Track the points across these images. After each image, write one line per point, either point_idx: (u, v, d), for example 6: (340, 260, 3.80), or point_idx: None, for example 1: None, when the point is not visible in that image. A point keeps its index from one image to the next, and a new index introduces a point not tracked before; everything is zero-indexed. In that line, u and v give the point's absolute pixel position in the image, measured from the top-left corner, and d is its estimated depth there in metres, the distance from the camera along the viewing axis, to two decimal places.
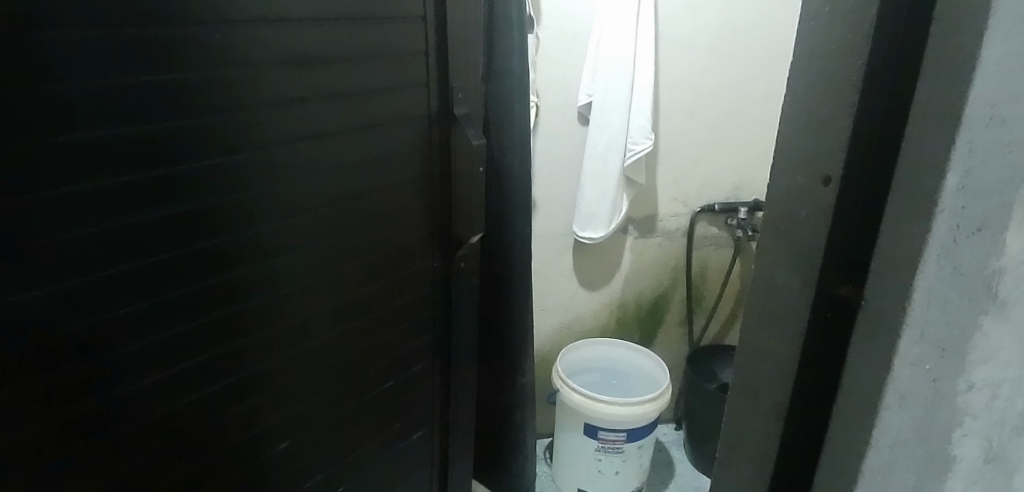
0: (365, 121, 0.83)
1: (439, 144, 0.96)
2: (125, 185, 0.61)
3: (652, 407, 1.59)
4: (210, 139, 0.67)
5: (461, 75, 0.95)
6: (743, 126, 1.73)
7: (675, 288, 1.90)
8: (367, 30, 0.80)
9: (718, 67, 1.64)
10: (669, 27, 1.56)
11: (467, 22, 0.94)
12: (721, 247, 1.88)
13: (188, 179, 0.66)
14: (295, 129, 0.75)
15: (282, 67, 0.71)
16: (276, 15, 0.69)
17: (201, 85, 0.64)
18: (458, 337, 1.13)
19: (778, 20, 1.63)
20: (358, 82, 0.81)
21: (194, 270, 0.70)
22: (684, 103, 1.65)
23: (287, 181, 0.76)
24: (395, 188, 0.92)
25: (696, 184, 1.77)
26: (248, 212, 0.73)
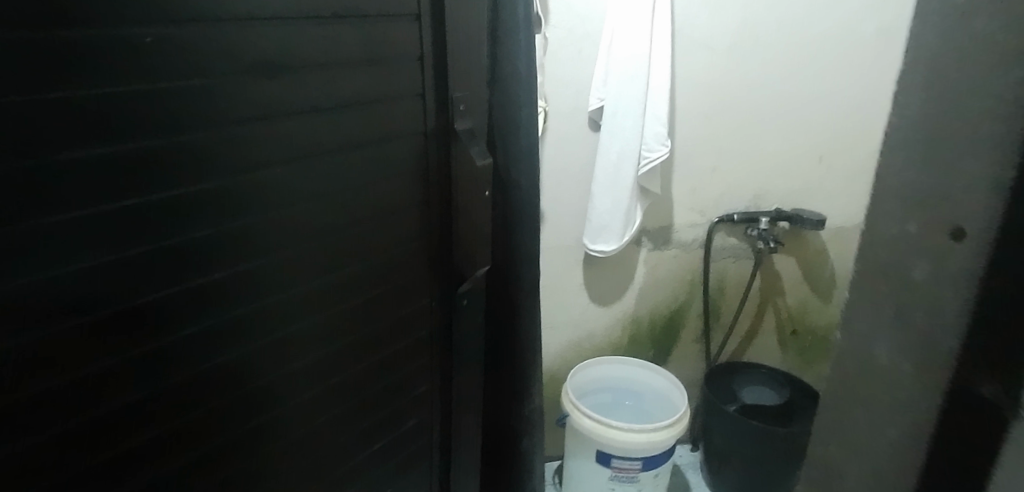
0: (354, 139, 0.73)
1: (436, 161, 0.85)
2: (72, 222, 0.51)
3: (669, 433, 1.49)
4: (175, 164, 0.57)
5: (464, 84, 0.85)
6: (765, 132, 1.62)
7: (692, 303, 1.79)
8: (353, 34, 0.69)
9: (739, 68, 1.53)
10: (686, 26, 1.45)
11: (470, 24, 0.83)
12: (740, 259, 1.77)
13: (149, 213, 0.56)
14: (274, 149, 0.65)
15: (253, 77, 0.61)
16: (243, 15, 0.58)
17: (179, 97, 0.55)
18: (466, 375, 1.02)
19: (803, 16, 1.53)
20: (344, 94, 0.70)
21: (181, 311, 0.61)
22: (702, 106, 1.55)
23: (270, 210, 0.66)
24: (388, 213, 0.81)
25: (715, 194, 1.66)
26: (226, 248, 0.63)
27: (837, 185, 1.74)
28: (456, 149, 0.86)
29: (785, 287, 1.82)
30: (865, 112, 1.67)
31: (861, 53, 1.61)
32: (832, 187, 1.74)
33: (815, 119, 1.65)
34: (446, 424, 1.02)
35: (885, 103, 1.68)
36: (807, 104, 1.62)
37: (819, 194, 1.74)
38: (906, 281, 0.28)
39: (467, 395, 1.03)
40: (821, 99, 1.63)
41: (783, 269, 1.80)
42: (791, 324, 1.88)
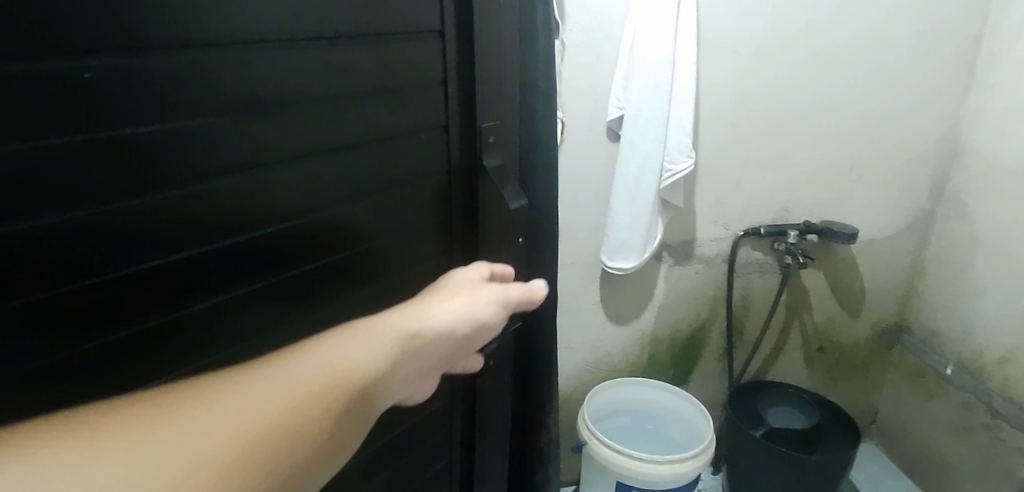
0: (378, 181, 0.72)
1: (460, 195, 0.82)
2: (120, 290, 0.53)
3: (693, 464, 1.40)
4: (191, 216, 0.56)
5: (493, 110, 0.79)
6: (794, 141, 1.53)
7: (713, 320, 1.70)
8: (375, 65, 0.66)
9: (768, 73, 1.43)
10: (713, 29, 1.35)
11: (499, 44, 0.77)
12: (765, 274, 1.67)
13: (193, 272, 0.57)
14: (286, 195, 0.63)
15: (270, 117, 0.59)
16: (228, 41, 0.54)
17: (208, 137, 0.55)
18: (491, 409, 0.96)
19: (835, 17, 1.43)
20: (359, 132, 0.67)
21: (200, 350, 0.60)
22: (728, 115, 1.45)
23: (282, 255, 0.65)
24: (408, 248, 0.79)
25: (740, 206, 1.57)
26: (271, 298, 0.66)
27: (866, 196, 1.65)
28: (485, 186, 0.82)
29: (812, 303, 1.73)
30: (897, 119, 1.58)
31: (896, 56, 1.51)
32: (861, 198, 1.65)
33: (846, 127, 1.55)
34: (469, 457, 0.98)
35: (918, 110, 1.59)
36: (837, 112, 1.53)
37: (847, 205, 1.65)
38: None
39: (490, 430, 0.98)
40: (852, 105, 1.53)
41: (812, 285, 1.70)
42: (818, 341, 1.79)
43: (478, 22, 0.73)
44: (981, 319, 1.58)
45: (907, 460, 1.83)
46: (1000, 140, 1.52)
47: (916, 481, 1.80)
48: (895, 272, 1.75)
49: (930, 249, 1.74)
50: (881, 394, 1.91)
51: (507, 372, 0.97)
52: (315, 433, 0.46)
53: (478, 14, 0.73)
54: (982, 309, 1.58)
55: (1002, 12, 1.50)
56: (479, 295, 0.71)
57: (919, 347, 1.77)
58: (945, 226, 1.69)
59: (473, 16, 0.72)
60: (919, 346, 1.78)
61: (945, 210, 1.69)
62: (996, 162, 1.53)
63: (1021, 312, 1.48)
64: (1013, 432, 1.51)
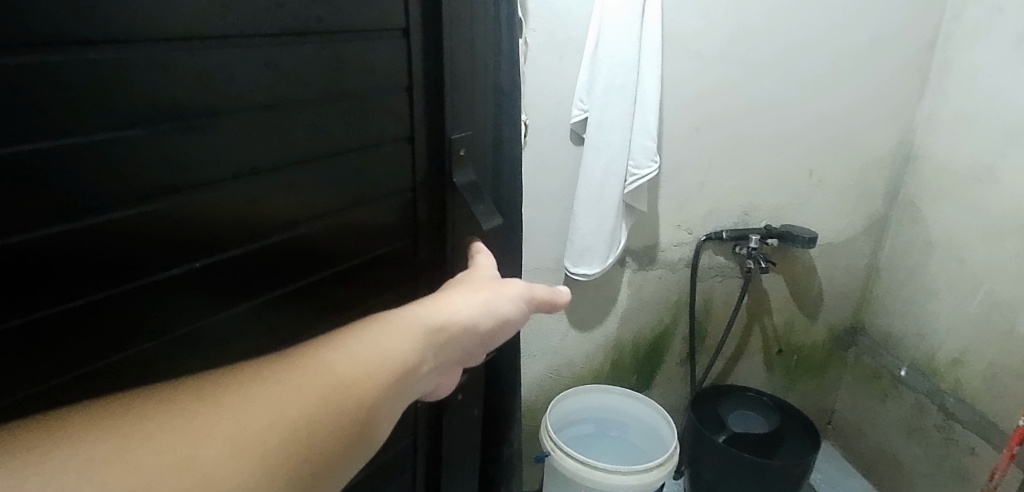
0: (336, 201, 0.65)
1: (428, 214, 0.75)
2: (82, 319, 0.48)
3: (658, 472, 1.37)
4: (181, 221, 0.52)
5: (465, 119, 0.72)
6: (757, 146, 1.53)
7: (676, 325, 1.68)
8: (329, 70, 0.58)
9: (732, 76, 1.42)
10: (678, 32, 1.32)
11: (472, 45, 0.70)
12: (726, 278, 1.67)
13: (169, 293, 0.53)
14: (261, 205, 0.58)
15: (234, 119, 0.53)
16: (135, 38, 0.45)
17: (187, 139, 0.50)
18: (460, 431, 0.90)
19: (798, 21, 1.42)
20: (328, 137, 0.61)
21: (189, 362, 0.56)
22: (690, 119, 1.43)
23: (264, 267, 0.61)
24: (370, 273, 0.72)
25: (703, 210, 1.55)
26: (262, 317, 0.62)
27: (824, 200, 1.67)
28: (455, 205, 0.75)
29: (772, 306, 1.74)
30: (855, 125, 1.60)
31: (854, 62, 1.52)
32: (819, 203, 1.66)
33: (807, 132, 1.56)
34: (432, 482, 0.93)
35: (873, 115, 1.61)
36: (799, 118, 1.53)
37: (807, 210, 1.66)
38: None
39: (457, 454, 0.92)
40: (813, 110, 1.54)
41: (772, 288, 1.71)
42: (777, 344, 1.81)
43: (449, 21, 0.66)
44: (934, 321, 1.62)
45: (862, 459, 1.86)
46: (952, 147, 1.55)
47: (870, 480, 1.84)
48: (851, 275, 1.78)
49: (883, 252, 1.78)
50: (836, 394, 1.94)
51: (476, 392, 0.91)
52: (342, 429, 0.46)
53: (447, 12, 0.66)
54: (934, 312, 1.61)
55: (954, 22, 1.53)
56: (500, 290, 0.68)
57: (873, 348, 1.80)
58: (899, 230, 1.72)
59: (444, 15, 0.66)
60: (873, 347, 1.81)
61: (899, 214, 1.73)
62: (948, 168, 1.57)
63: (972, 316, 1.52)
64: (963, 432, 1.55)
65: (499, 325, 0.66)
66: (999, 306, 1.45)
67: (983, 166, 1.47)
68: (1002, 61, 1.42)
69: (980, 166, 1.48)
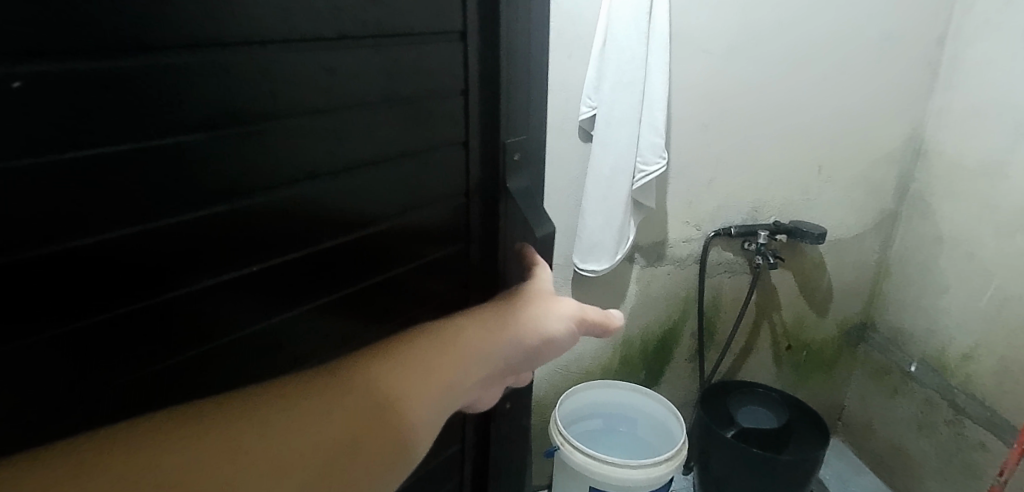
0: (394, 206, 0.59)
1: (479, 221, 0.68)
2: (128, 332, 0.44)
3: (667, 467, 1.38)
4: (244, 222, 0.48)
5: (522, 126, 0.65)
6: (764, 142, 1.53)
7: (686, 320, 1.69)
8: (387, 74, 0.52)
9: (739, 73, 1.42)
10: (685, 29, 1.33)
11: (532, 46, 0.62)
12: (735, 274, 1.67)
13: (218, 301, 0.49)
14: (326, 210, 0.53)
15: (304, 120, 0.48)
16: (190, 45, 0.40)
17: (262, 139, 0.46)
18: (512, 447, 0.87)
19: (806, 16, 1.42)
20: (399, 140, 0.56)
21: (242, 366, 0.53)
22: (698, 115, 1.44)
23: (325, 272, 0.56)
24: (425, 280, 0.66)
25: (711, 206, 1.56)
26: (312, 325, 0.57)
27: (834, 196, 1.67)
28: (507, 213, 0.67)
29: (781, 302, 1.74)
30: (865, 120, 1.60)
31: (864, 58, 1.52)
32: (829, 198, 1.66)
33: (816, 129, 1.56)
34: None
35: (882, 110, 1.60)
36: (808, 114, 1.54)
37: (817, 206, 1.66)
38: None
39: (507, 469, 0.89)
40: (823, 106, 1.54)
41: (780, 284, 1.71)
42: (786, 339, 1.81)
43: (509, 19, 0.58)
44: (944, 317, 1.62)
45: (869, 453, 1.87)
46: (963, 141, 1.55)
47: (879, 474, 1.84)
48: (860, 270, 1.78)
49: (893, 247, 1.78)
50: (846, 390, 1.94)
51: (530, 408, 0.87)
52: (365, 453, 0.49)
53: (507, 8, 0.58)
54: (946, 308, 1.61)
55: (965, 17, 1.53)
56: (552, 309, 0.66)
57: (882, 343, 1.80)
58: (909, 225, 1.72)
59: (503, 13, 0.58)
60: (881, 343, 1.81)
61: (909, 209, 1.72)
62: (959, 163, 1.56)
63: (982, 311, 1.51)
64: (972, 427, 1.55)
65: (546, 345, 0.64)
66: (1009, 302, 1.45)
67: (993, 162, 1.47)
68: (1011, 58, 1.42)
69: (990, 160, 1.48)
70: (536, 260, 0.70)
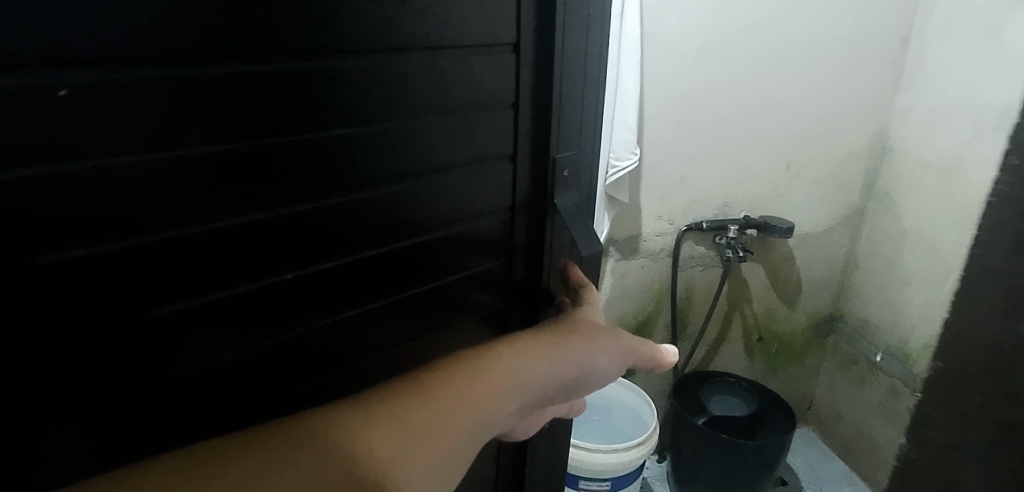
0: (446, 218, 0.63)
1: (526, 235, 0.71)
2: (185, 322, 0.50)
3: (638, 452, 1.43)
4: (306, 219, 0.53)
5: (573, 135, 0.67)
6: (735, 139, 1.58)
7: (659, 312, 1.74)
8: (434, 87, 0.56)
9: (710, 72, 1.48)
10: (657, 30, 1.38)
11: (585, 59, 0.64)
12: (707, 268, 1.73)
13: (267, 300, 0.54)
14: (380, 212, 0.58)
15: (372, 128, 0.54)
16: (247, 58, 0.45)
17: (335, 144, 0.52)
18: (544, 453, 0.88)
19: (775, 18, 1.48)
20: (456, 152, 0.61)
21: (292, 346, 0.58)
22: (671, 112, 1.49)
23: (377, 272, 0.61)
24: (472, 289, 0.70)
25: (683, 201, 1.61)
26: (356, 328, 0.62)
27: (802, 192, 1.73)
28: (554, 226, 0.70)
29: (752, 294, 1.80)
30: (831, 118, 1.66)
31: (830, 60, 1.58)
32: (798, 194, 1.72)
33: (785, 128, 1.62)
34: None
35: (848, 109, 1.66)
36: (777, 113, 1.60)
37: (786, 201, 1.72)
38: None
39: (540, 476, 0.90)
40: (792, 105, 1.60)
41: (751, 277, 1.77)
42: (758, 331, 1.87)
43: (562, 30, 0.60)
44: (907, 308, 1.68)
45: (839, 443, 1.93)
46: (927, 141, 1.61)
47: (849, 463, 1.90)
48: (827, 265, 1.84)
49: (861, 241, 1.84)
50: (815, 381, 2.00)
51: (568, 424, 0.88)
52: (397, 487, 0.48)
53: (561, 24, 0.60)
54: (908, 299, 1.67)
55: (928, 20, 1.59)
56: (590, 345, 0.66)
57: (851, 335, 1.87)
58: (875, 220, 1.79)
59: (557, 25, 0.60)
60: (850, 334, 1.88)
61: (875, 206, 1.79)
62: (922, 161, 1.63)
63: (942, 303, 1.58)
64: None
65: (584, 375, 0.66)
66: None
67: (953, 158, 1.53)
68: (970, 59, 1.49)
69: (951, 158, 1.54)
70: (583, 281, 0.72)
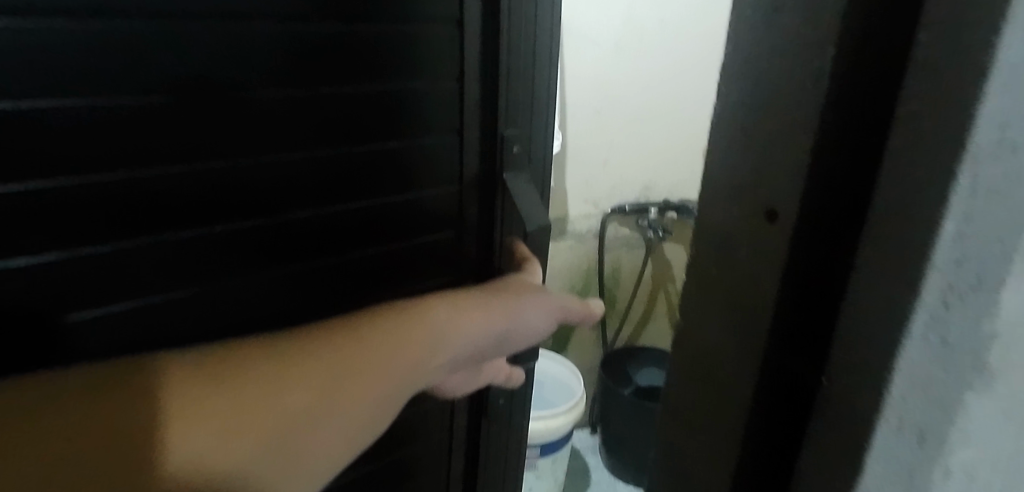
0: (386, 185, 0.64)
1: (478, 213, 0.71)
2: (110, 265, 0.50)
3: (565, 419, 1.51)
4: (232, 176, 0.53)
5: (518, 115, 0.68)
6: (653, 127, 1.69)
7: (589, 292, 1.84)
8: (368, 60, 0.57)
9: (626, 63, 1.58)
10: (574, 23, 1.48)
11: (536, 35, 0.66)
12: (632, 248, 1.84)
13: (195, 251, 0.54)
14: (317, 176, 0.58)
15: (310, 92, 0.54)
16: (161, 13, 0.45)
17: (270, 106, 0.53)
18: (497, 434, 0.85)
19: (684, 15, 1.59)
20: (398, 121, 0.62)
21: (215, 298, 0.57)
22: (591, 101, 1.58)
23: (312, 232, 0.60)
24: (415, 256, 0.69)
25: (606, 186, 1.71)
26: (291, 286, 0.61)
27: None
28: (503, 202, 0.71)
29: (674, 273, 1.91)
30: None
31: None
32: None
33: (701, 117, 1.74)
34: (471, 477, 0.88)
35: None
36: (692, 103, 1.71)
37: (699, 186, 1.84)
38: (800, 259, 0.27)
39: (495, 462, 0.87)
40: (706, 96, 1.71)
41: (672, 257, 1.88)
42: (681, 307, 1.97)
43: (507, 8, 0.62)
44: None
45: None
46: None
47: None
48: None
49: None
50: None
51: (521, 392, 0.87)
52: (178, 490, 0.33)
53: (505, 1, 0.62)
54: None
55: None
56: (515, 304, 0.50)
57: None
58: None
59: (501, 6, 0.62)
60: None
61: None
62: None
63: None
64: None
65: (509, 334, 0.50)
66: None
67: None
68: None
69: None
70: (526, 256, 0.70)
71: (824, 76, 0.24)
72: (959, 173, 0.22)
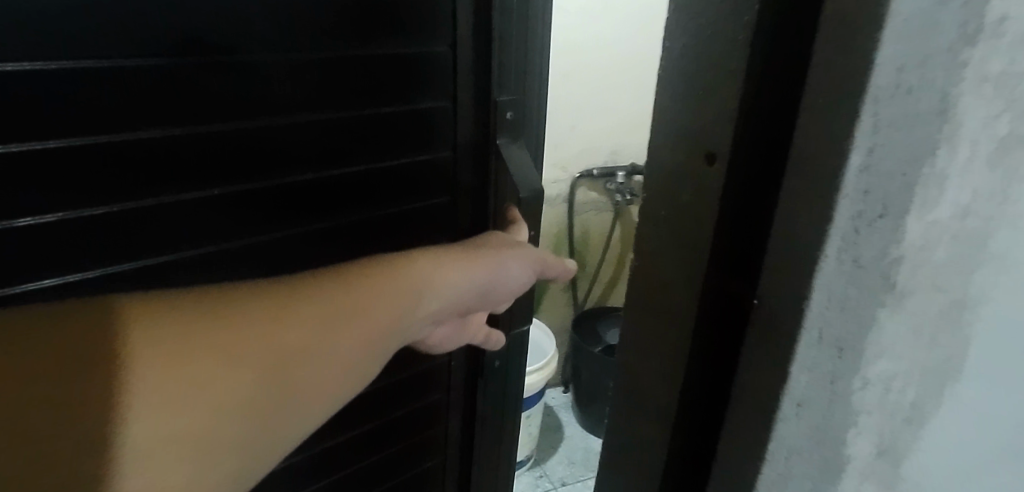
0: (379, 149, 0.59)
1: (472, 175, 0.67)
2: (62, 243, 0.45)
3: (538, 377, 1.57)
4: (211, 142, 0.49)
5: (516, 78, 0.64)
6: (620, 91, 1.71)
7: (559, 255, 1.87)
8: (359, 19, 0.52)
9: (593, 27, 1.59)
10: None
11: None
12: (601, 211, 1.87)
13: (158, 218, 0.49)
14: (303, 141, 0.54)
15: (292, 55, 0.50)
16: None
17: (246, 67, 0.48)
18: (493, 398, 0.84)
19: None
20: (387, 81, 0.56)
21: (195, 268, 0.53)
22: (558, 65, 1.60)
23: (299, 198, 0.56)
24: (409, 221, 0.66)
25: (575, 149, 1.74)
26: (276, 255, 0.58)
27: None
28: (498, 168, 0.67)
29: None
30: None
31: None
32: None
33: None
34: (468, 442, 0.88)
35: None
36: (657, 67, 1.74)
37: None
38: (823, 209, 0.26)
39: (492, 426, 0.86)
40: None
41: None
42: None
43: None
44: None
45: None
46: None
47: None
48: None
49: None
50: None
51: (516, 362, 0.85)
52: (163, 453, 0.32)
53: None
54: None
55: None
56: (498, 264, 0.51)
57: None
58: None
59: None
60: None
61: None
62: None
63: None
64: None
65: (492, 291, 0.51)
66: None
67: None
68: None
69: None
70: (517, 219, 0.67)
71: (750, 29, 0.27)
72: (861, 116, 0.26)
